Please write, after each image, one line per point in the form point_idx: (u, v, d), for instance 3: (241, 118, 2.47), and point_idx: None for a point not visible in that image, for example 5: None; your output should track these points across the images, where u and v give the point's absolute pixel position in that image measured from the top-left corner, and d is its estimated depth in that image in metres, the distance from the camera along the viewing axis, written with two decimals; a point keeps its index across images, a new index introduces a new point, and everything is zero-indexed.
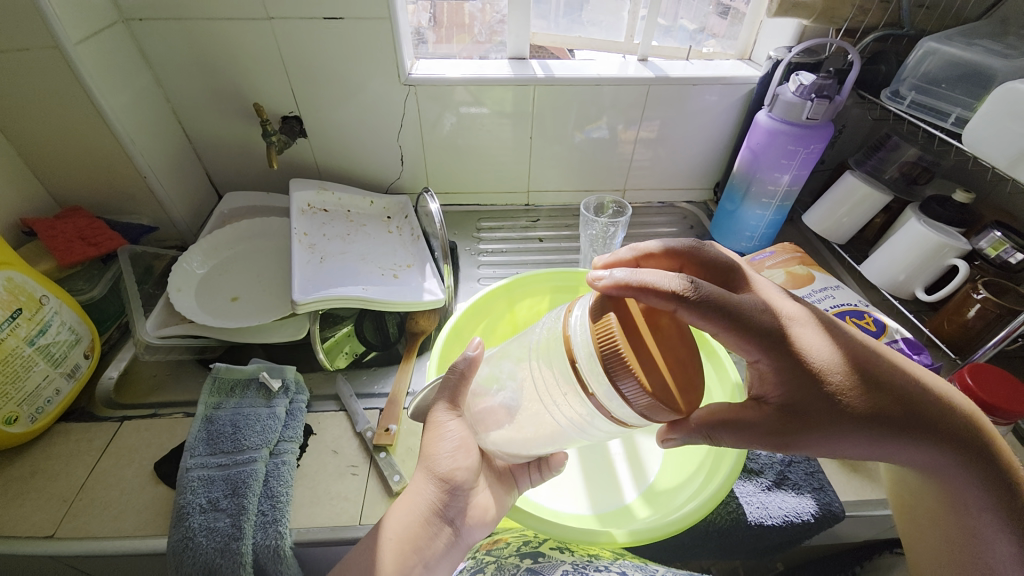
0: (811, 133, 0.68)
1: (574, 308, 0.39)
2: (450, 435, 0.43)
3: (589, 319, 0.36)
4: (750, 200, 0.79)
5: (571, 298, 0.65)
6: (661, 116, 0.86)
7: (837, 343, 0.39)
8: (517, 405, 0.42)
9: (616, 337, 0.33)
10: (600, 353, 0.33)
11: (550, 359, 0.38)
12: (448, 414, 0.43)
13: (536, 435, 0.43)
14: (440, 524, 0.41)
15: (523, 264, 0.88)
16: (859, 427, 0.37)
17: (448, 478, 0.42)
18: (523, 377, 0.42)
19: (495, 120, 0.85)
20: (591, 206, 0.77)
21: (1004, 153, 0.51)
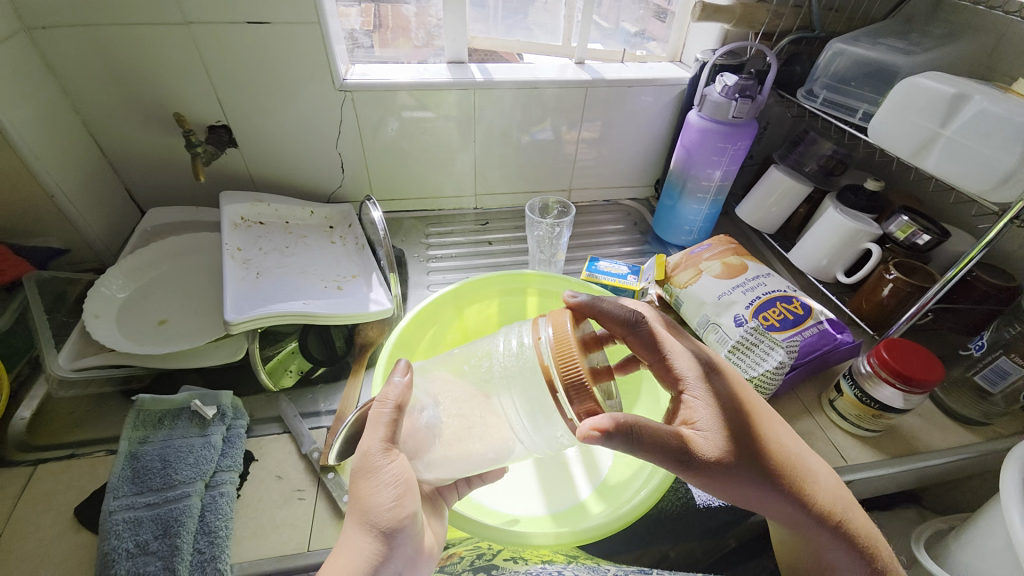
0: (737, 131, 0.72)
1: (536, 327, 0.40)
2: (389, 480, 0.39)
3: (552, 343, 0.37)
4: (686, 195, 0.82)
5: (519, 301, 0.62)
6: (602, 116, 0.88)
7: (733, 394, 0.45)
8: (440, 422, 0.42)
9: (577, 364, 0.36)
10: (565, 381, 0.36)
11: (519, 379, 0.40)
12: (385, 455, 0.39)
13: (470, 451, 0.42)
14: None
15: (473, 268, 0.86)
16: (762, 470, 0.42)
17: (391, 528, 0.38)
18: (440, 393, 0.44)
19: (441, 124, 0.84)
20: (535, 207, 0.77)
21: (907, 144, 0.54)
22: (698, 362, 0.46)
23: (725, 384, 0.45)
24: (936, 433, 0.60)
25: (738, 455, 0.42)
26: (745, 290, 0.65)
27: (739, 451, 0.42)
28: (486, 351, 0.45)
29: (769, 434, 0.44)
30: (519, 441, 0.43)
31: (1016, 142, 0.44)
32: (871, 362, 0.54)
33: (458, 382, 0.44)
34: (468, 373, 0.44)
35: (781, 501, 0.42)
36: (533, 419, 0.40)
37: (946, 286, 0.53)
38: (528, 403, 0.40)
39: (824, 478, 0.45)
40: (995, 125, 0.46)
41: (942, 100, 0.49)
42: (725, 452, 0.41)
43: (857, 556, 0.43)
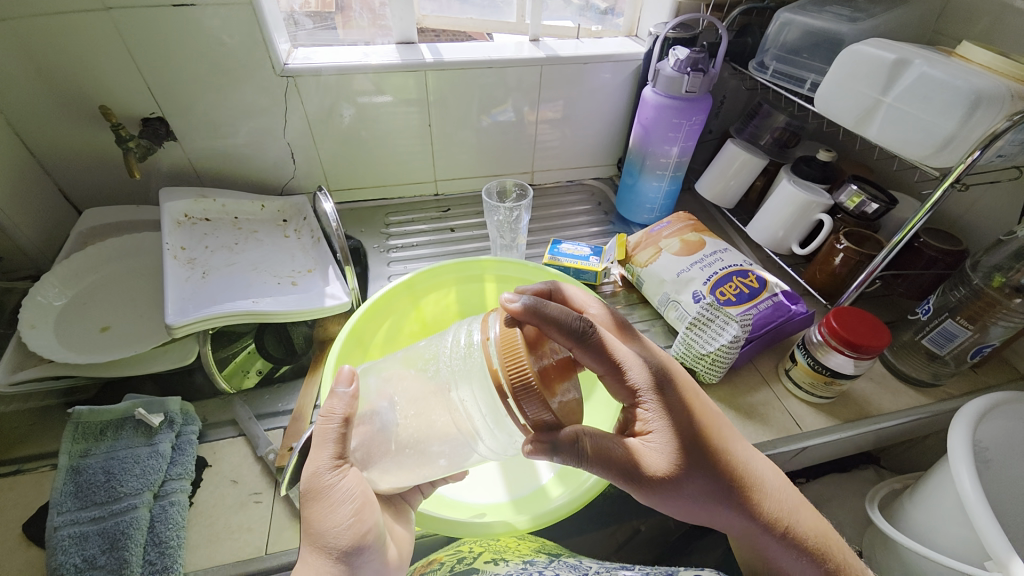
0: (691, 106, 0.72)
1: (486, 325, 0.38)
2: (345, 497, 0.39)
3: (501, 344, 0.36)
4: (646, 173, 0.82)
5: (477, 288, 0.61)
6: (563, 96, 0.87)
7: (683, 408, 0.43)
8: (394, 423, 0.41)
9: (524, 366, 0.34)
10: (512, 385, 0.34)
11: (468, 378, 0.38)
12: (336, 471, 0.39)
13: (425, 455, 0.41)
14: None
15: (436, 257, 0.85)
16: (704, 489, 0.41)
17: (353, 546, 0.38)
18: (395, 390, 0.42)
19: (401, 108, 0.81)
20: (493, 191, 0.75)
21: (850, 113, 0.53)
22: (649, 373, 0.43)
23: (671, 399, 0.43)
24: (888, 397, 0.61)
25: (683, 469, 0.41)
26: (703, 267, 0.66)
27: (680, 473, 0.41)
28: (436, 347, 0.43)
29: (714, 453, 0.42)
30: (474, 441, 0.42)
31: (954, 106, 0.44)
32: (822, 331, 0.55)
33: (412, 375, 0.42)
34: (419, 369, 0.43)
35: (729, 515, 0.42)
36: (486, 424, 0.39)
37: (894, 251, 0.54)
38: (477, 402, 0.38)
39: (776, 491, 0.44)
40: (933, 89, 0.45)
41: (882, 67, 0.49)
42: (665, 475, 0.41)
43: (808, 561, 0.42)
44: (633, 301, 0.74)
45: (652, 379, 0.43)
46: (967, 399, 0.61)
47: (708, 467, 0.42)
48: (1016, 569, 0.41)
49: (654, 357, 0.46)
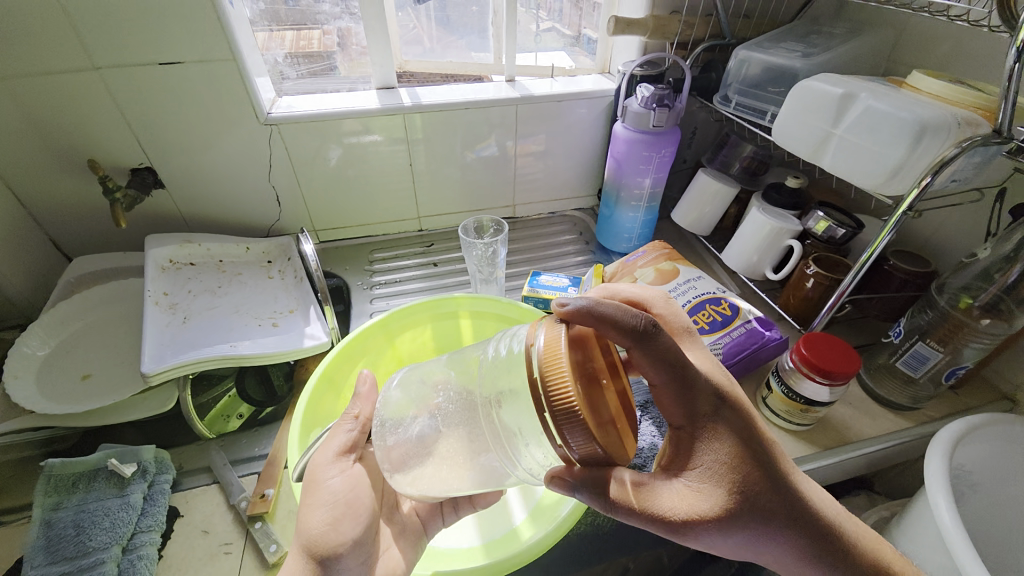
0: (660, 139, 0.74)
1: (532, 335, 0.35)
2: (330, 497, 0.42)
3: (546, 358, 0.32)
4: (622, 204, 0.83)
5: (452, 324, 0.62)
6: (543, 130, 0.89)
7: (748, 433, 0.37)
8: (436, 433, 0.40)
9: (568, 387, 0.31)
10: (554, 407, 0.31)
11: (505, 389, 0.36)
12: (333, 466, 0.44)
13: (465, 469, 0.40)
14: None
15: (417, 291, 0.86)
16: (773, 533, 0.36)
17: (329, 549, 0.40)
18: (439, 398, 0.41)
19: (390, 146, 0.84)
20: (471, 227, 0.76)
21: (806, 145, 0.55)
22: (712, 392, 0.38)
23: (738, 424, 0.38)
24: (868, 421, 0.61)
25: (747, 507, 0.36)
26: (677, 295, 0.67)
27: (745, 512, 0.36)
28: (482, 353, 0.41)
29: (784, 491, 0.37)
30: (510, 463, 0.39)
31: (901, 137, 0.45)
32: (793, 358, 0.55)
33: (455, 384, 0.41)
34: (462, 376, 0.41)
35: (797, 567, 0.37)
36: (523, 443, 0.37)
37: (861, 272, 0.54)
38: (515, 417, 0.36)
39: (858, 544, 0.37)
40: (880, 121, 0.47)
41: (831, 101, 0.50)
42: (728, 513, 0.35)
43: None
44: None
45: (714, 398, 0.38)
46: (949, 421, 0.60)
47: (776, 504, 0.36)
48: None
49: (717, 371, 0.41)
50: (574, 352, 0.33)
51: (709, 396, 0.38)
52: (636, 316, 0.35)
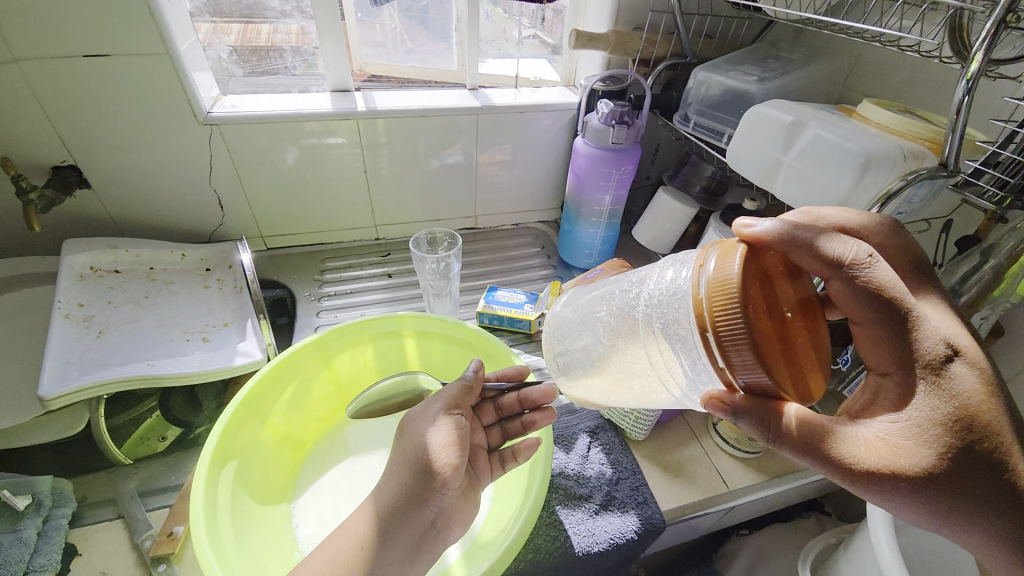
0: (620, 156, 0.73)
1: (700, 257, 0.34)
2: (437, 429, 0.43)
3: (715, 279, 0.31)
4: (582, 219, 0.82)
5: (396, 343, 0.58)
6: (509, 140, 0.87)
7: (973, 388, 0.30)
8: (601, 348, 0.43)
9: (736, 311, 0.29)
10: (718, 329, 0.30)
11: (668, 307, 0.35)
12: (441, 413, 0.45)
13: (630, 381, 0.42)
14: (426, 521, 0.41)
15: (368, 304, 0.82)
16: (990, 519, 0.29)
17: (437, 472, 0.41)
18: (597, 319, 0.44)
19: (353, 151, 0.81)
20: (423, 240, 0.73)
21: (757, 170, 0.54)
22: (930, 337, 0.32)
23: (971, 386, 0.30)
24: None
25: (958, 478, 0.29)
26: None
27: (953, 485, 0.29)
28: (643, 280, 0.41)
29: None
30: (678, 388, 0.38)
31: (847, 169, 0.45)
32: None
33: (611, 306, 0.43)
34: (618, 299, 0.43)
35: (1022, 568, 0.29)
36: (699, 367, 0.34)
37: None
38: (677, 341, 0.34)
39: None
40: (829, 151, 0.46)
41: (782, 128, 0.50)
42: (937, 480, 0.29)
43: None
44: None
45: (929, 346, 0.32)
46: None
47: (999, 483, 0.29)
48: None
49: (959, 326, 0.34)
50: (751, 281, 0.31)
51: (935, 345, 0.32)
52: (842, 247, 0.34)
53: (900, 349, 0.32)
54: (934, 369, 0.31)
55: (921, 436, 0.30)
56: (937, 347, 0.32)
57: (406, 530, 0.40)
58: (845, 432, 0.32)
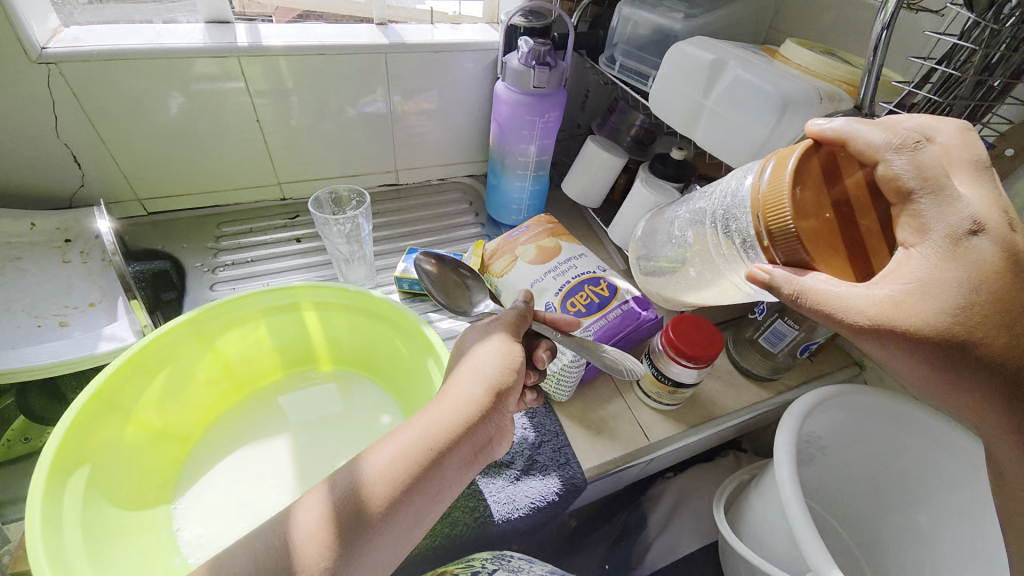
0: (543, 101, 0.67)
1: (766, 163, 0.37)
2: (489, 353, 0.42)
3: (782, 180, 0.34)
4: (507, 172, 0.76)
5: (291, 316, 0.52)
6: (429, 85, 0.79)
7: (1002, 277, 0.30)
8: (693, 257, 0.50)
9: (785, 211, 0.34)
10: (768, 222, 0.34)
11: (733, 211, 0.40)
12: (505, 339, 0.44)
13: (716, 285, 0.48)
14: (473, 445, 0.39)
15: (271, 275, 0.72)
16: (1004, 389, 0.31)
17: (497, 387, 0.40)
18: (693, 232, 0.50)
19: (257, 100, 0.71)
20: (324, 199, 0.65)
21: (679, 115, 0.50)
22: (965, 227, 0.31)
23: (989, 256, 0.31)
24: (733, 395, 0.61)
25: (979, 355, 0.31)
26: (556, 275, 0.62)
27: (970, 361, 0.31)
28: (721, 187, 0.45)
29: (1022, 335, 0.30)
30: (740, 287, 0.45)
31: (764, 112, 0.42)
32: (661, 341, 0.54)
33: (699, 217, 0.49)
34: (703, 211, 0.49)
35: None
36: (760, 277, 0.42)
37: None
38: (734, 242, 0.40)
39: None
40: (748, 94, 0.43)
41: (703, 68, 0.46)
42: (930, 335, 0.31)
43: None
44: None
45: (968, 233, 0.31)
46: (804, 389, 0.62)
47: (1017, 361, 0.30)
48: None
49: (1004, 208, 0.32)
50: (803, 190, 0.34)
51: (959, 219, 0.31)
52: (890, 134, 0.34)
53: (927, 219, 0.32)
54: (956, 236, 0.31)
55: (927, 296, 0.31)
56: (966, 216, 0.32)
57: (462, 448, 0.38)
58: (847, 292, 0.32)
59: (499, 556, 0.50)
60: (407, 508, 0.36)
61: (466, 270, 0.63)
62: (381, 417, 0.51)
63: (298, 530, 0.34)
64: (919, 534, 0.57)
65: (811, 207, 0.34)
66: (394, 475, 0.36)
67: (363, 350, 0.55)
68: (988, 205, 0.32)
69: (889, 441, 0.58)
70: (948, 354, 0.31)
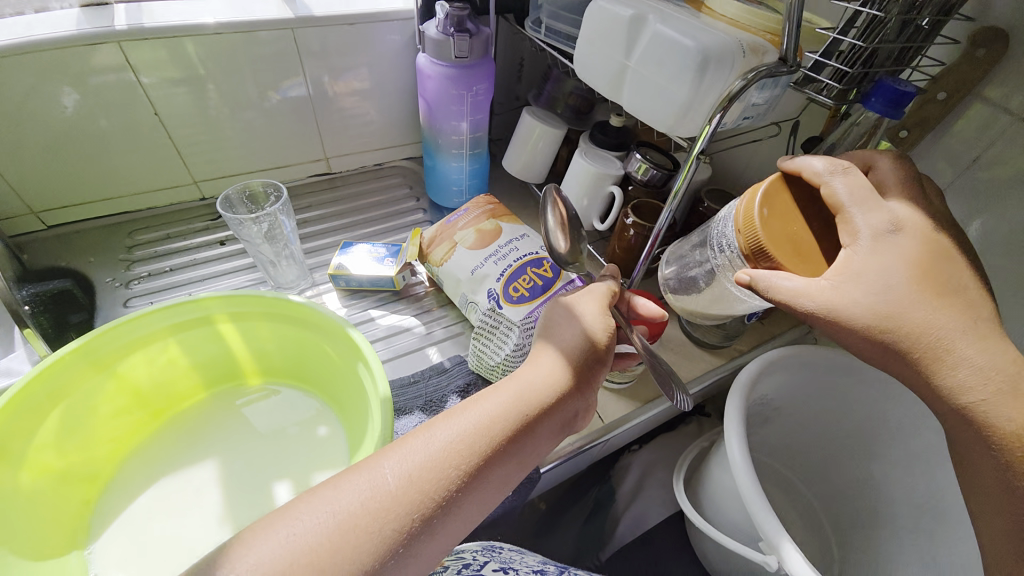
0: (468, 73, 0.62)
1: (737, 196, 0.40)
2: (567, 322, 0.43)
3: (753, 201, 0.36)
4: (441, 152, 0.72)
5: (204, 331, 0.48)
6: (355, 62, 0.73)
7: (925, 267, 0.34)
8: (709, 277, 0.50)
9: (760, 228, 0.35)
10: (750, 241, 0.35)
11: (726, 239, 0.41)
12: (601, 309, 0.43)
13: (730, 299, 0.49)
14: (547, 423, 0.38)
15: (191, 283, 0.66)
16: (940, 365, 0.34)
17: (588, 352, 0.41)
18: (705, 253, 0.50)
19: (166, 89, 0.64)
20: (235, 195, 0.60)
21: (605, 79, 0.47)
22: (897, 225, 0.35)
23: (911, 250, 0.35)
24: (686, 365, 0.61)
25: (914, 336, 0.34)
26: (497, 260, 0.59)
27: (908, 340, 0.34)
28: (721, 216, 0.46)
29: (939, 318, 0.34)
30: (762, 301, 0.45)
31: (685, 70, 0.39)
32: None
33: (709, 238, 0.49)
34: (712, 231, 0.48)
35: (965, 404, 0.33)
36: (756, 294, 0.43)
37: (678, 201, 0.47)
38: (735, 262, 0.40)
39: (1006, 412, 0.33)
40: (669, 51, 0.40)
41: (622, 25, 0.42)
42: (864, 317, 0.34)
43: None
44: (443, 302, 0.66)
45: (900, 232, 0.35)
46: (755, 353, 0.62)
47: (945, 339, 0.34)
48: (785, 547, 0.40)
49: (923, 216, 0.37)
50: (771, 211, 0.36)
51: (885, 219, 0.35)
52: (825, 160, 0.37)
53: (858, 223, 0.35)
54: (885, 234, 0.35)
55: (864, 288, 0.34)
56: (889, 218, 0.35)
57: (553, 419, 0.39)
58: (800, 283, 0.34)
59: (489, 548, 0.53)
60: (495, 474, 0.35)
61: (581, 231, 0.53)
62: (316, 429, 0.48)
63: (386, 490, 0.33)
64: (871, 482, 0.59)
65: (778, 227, 0.36)
66: (479, 440, 0.35)
67: (291, 359, 0.51)
68: (906, 210, 0.36)
69: (839, 398, 0.58)
70: (880, 339, 0.34)
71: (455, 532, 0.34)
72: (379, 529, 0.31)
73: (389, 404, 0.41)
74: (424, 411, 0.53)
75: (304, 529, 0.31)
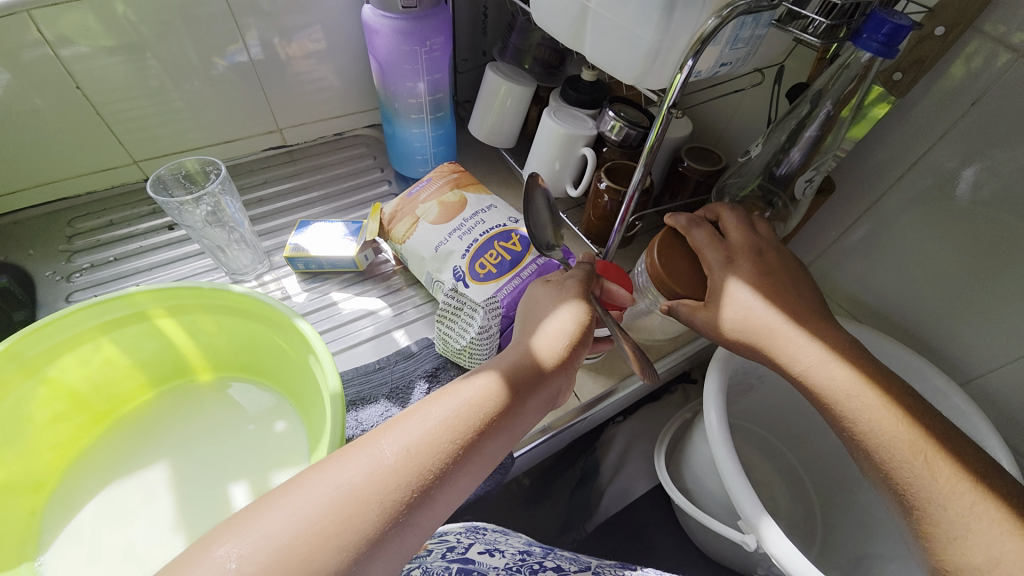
0: (420, 25, 0.56)
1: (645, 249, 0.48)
2: (548, 306, 0.40)
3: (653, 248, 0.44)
4: (399, 118, 0.66)
5: (143, 326, 0.45)
6: (306, 20, 0.66)
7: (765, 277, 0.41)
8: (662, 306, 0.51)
9: (659, 265, 0.43)
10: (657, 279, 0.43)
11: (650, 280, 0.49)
12: (579, 293, 0.41)
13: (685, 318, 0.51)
14: (535, 398, 0.35)
15: (138, 273, 0.61)
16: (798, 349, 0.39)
17: (574, 332, 0.38)
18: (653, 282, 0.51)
19: (99, 61, 0.57)
20: (166, 172, 0.56)
21: (566, 26, 0.41)
22: (744, 246, 0.42)
23: (753, 265, 0.41)
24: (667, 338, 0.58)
25: (771, 330, 0.39)
26: (462, 235, 0.55)
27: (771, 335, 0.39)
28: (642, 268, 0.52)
29: (775, 314, 0.40)
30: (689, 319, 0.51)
31: (650, 9, 0.34)
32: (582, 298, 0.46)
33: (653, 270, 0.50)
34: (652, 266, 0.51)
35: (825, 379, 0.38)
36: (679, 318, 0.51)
37: (649, 162, 0.42)
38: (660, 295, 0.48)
39: (836, 378, 0.38)
40: None
41: None
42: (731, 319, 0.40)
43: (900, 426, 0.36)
44: (411, 281, 0.62)
45: (746, 250, 0.42)
46: None
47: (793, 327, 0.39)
48: (767, 528, 0.38)
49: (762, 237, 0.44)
50: (667, 253, 0.43)
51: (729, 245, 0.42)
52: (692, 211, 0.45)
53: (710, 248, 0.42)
54: (723, 267, 0.41)
55: (726, 301, 0.40)
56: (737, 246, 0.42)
57: (541, 394, 0.36)
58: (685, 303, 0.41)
59: (472, 530, 0.51)
60: (487, 450, 0.32)
61: (556, 210, 0.53)
62: (273, 425, 0.46)
63: (387, 466, 0.29)
64: None
65: (675, 263, 0.43)
66: (475, 414, 0.33)
67: (242, 352, 0.48)
68: (739, 241, 0.42)
69: None
70: (742, 342, 0.40)
71: (450, 508, 0.31)
72: (376, 503, 0.28)
73: (340, 398, 0.38)
74: (391, 399, 0.50)
75: (303, 504, 0.27)
